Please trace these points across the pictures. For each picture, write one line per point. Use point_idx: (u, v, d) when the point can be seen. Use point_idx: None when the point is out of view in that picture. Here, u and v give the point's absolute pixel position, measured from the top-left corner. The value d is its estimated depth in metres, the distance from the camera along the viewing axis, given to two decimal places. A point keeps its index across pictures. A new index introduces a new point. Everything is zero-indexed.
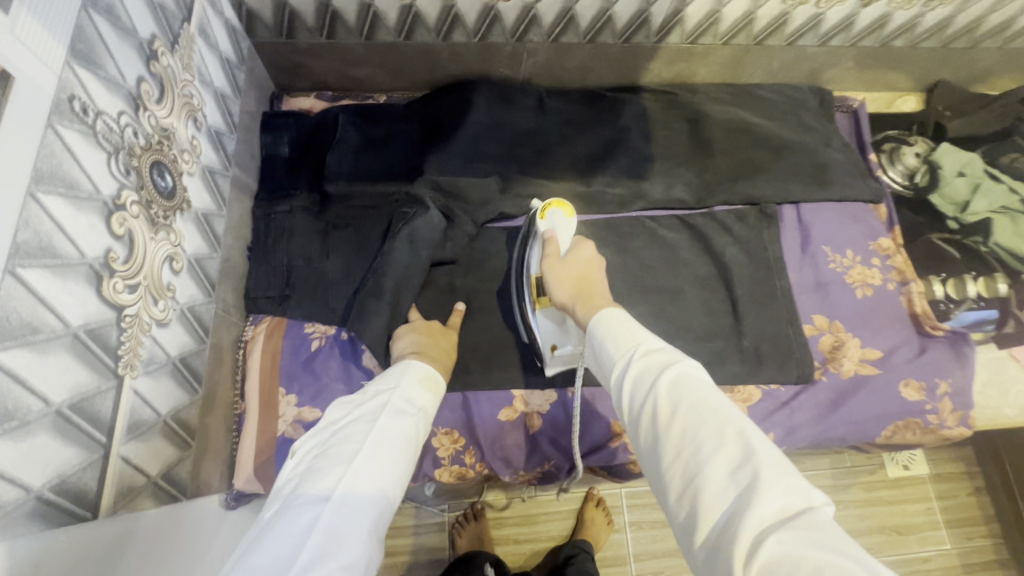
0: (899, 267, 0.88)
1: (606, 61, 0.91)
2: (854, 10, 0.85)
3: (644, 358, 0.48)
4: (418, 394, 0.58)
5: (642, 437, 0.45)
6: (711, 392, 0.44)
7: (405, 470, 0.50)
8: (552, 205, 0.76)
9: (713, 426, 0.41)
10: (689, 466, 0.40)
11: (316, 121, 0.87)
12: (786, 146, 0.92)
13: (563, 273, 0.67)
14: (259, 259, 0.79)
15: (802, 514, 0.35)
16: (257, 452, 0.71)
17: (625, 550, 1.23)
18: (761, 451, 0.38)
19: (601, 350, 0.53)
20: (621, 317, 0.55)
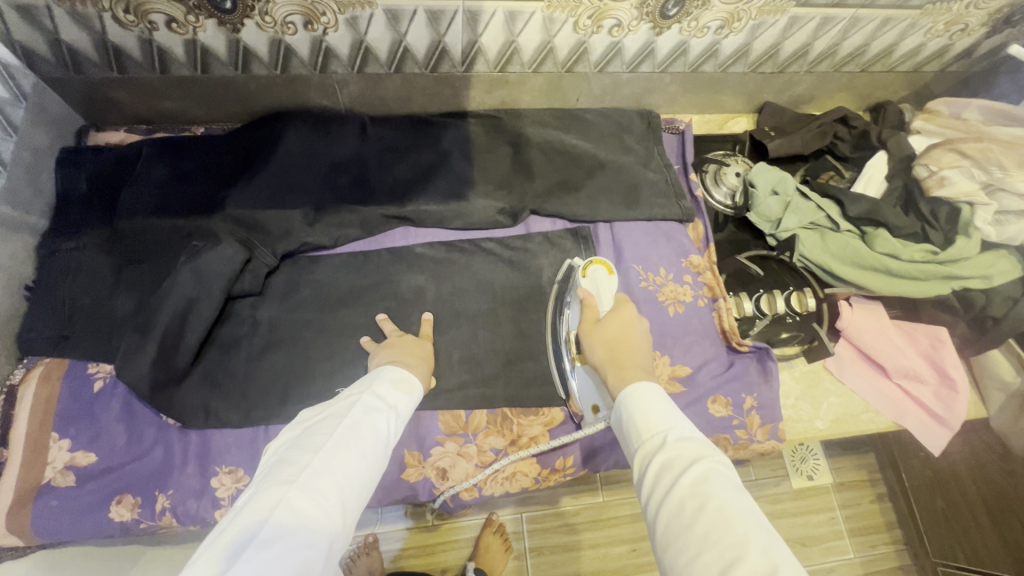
0: (709, 284, 0.90)
1: (423, 89, 0.93)
2: (649, 39, 0.88)
3: (675, 449, 0.51)
4: (391, 395, 0.64)
5: (664, 525, 0.47)
6: (743, 498, 0.46)
7: (373, 458, 0.56)
8: (595, 263, 0.84)
9: (742, 530, 0.43)
10: (711, 567, 0.42)
11: (118, 155, 0.85)
12: (600, 167, 0.94)
13: (615, 323, 0.70)
14: (39, 298, 0.76)
15: None
16: (12, 501, 0.68)
17: None
18: (786, 565, 0.40)
19: (630, 430, 0.56)
20: (653, 393, 0.57)
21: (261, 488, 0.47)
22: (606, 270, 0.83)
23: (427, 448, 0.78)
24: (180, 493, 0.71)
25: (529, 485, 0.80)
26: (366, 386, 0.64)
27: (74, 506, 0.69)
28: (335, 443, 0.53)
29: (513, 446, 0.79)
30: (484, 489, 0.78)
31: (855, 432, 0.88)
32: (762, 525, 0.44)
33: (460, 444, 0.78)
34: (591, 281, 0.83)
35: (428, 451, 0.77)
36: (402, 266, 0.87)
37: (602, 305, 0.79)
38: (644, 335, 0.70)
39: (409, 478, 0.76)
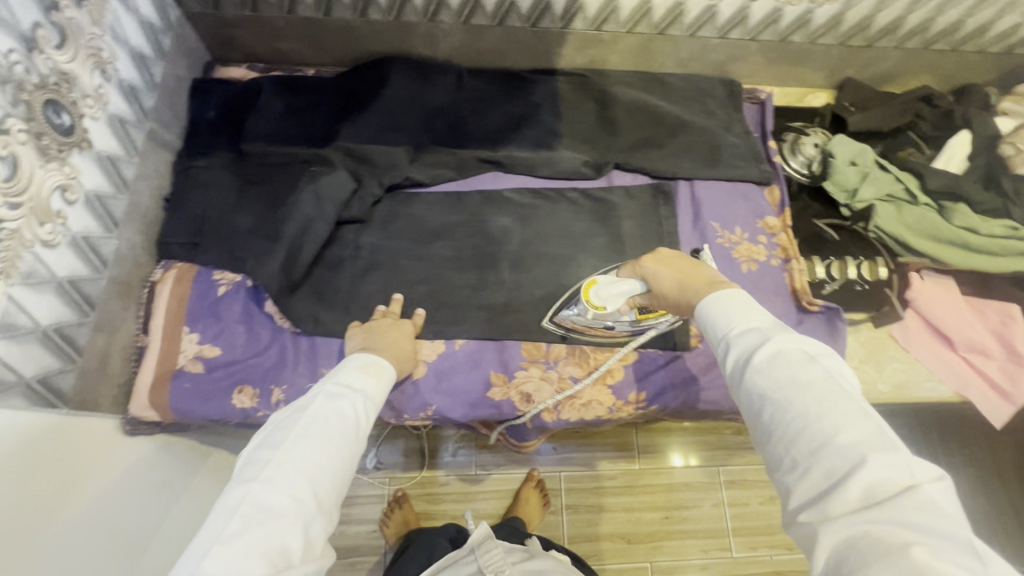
0: (783, 245, 0.93)
1: (520, 44, 0.98)
2: (745, 3, 0.91)
3: (741, 340, 0.53)
4: (357, 380, 0.65)
5: (744, 409, 0.53)
6: (806, 376, 0.49)
7: (340, 445, 0.57)
8: (592, 297, 0.77)
9: (813, 406, 0.47)
10: (783, 441, 0.47)
11: (243, 88, 0.93)
12: (684, 127, 0.98)
13: (667, 270, 0.68)
14: (175, 208, 0.85)
15: (888, 496, 0.41)
16: (154, 380, 0.77)
17: (559, 531, 1.31)
18: (854, 430, 0.45)
19: (707, 330, 0.58)
20: (724, 296, 0.58)
21: (230, 489, 0.50)
22: (594, 284, 0.78)
23: (512, 371, 0.84)
24: (293, 389, 0.79)
25: (603, 415, 0.85)
26: (331, 375, 0.65)
27: (205, 388, 0.78)
28: (303, 437, 0.55)
29: (590, 377, 0.85)
30: (563, 413, 0.84)
31: (915, 397, 0.91)
32: (833, 392, 0.47)
33: (542, 369, 0.84)
34: (609, 299, 0.77)
35: (512, 373, 0.84)
36: (491, 208, 0.93)
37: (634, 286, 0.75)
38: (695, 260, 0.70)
39: (494, 396, 0.83)
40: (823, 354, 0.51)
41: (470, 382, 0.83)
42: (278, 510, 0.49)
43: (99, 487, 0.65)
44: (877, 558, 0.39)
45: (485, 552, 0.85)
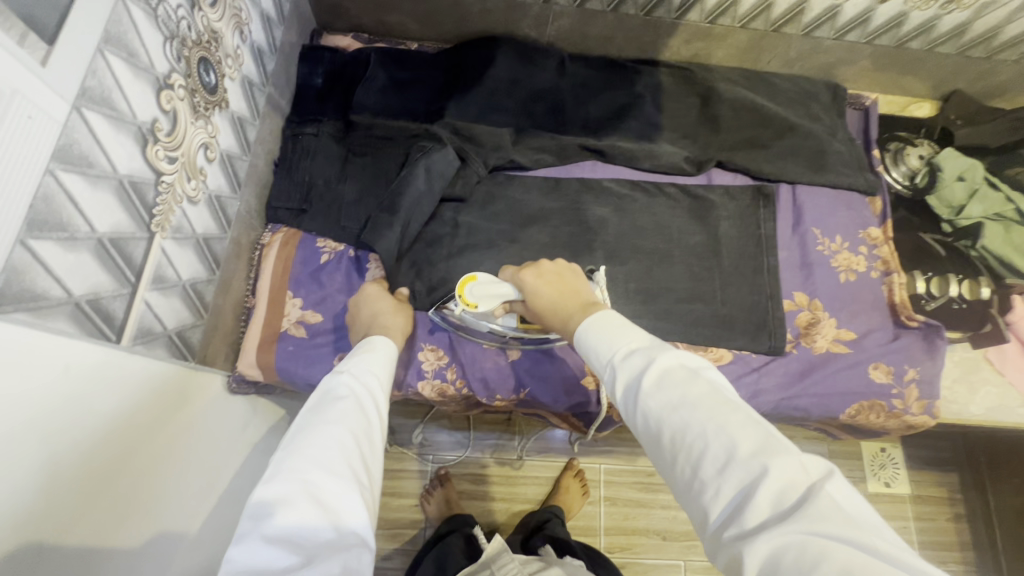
0: (885, 257, 0.91)
1: (629, 32, 0.97)
2: (871, 5, 0.89)
3: (626, 364, 0.47)
4: (356, 362, 0.58)
5: (645, 439, 0.45)
6: (697, 386, 0.43)
7: (353, 421, 0.50)
8: (468, 297, 0.74)
9: (705, 421, 0.41)
10: (688, 465, 0.41)
11: (350, 57, 0.93)
12: (789, 129, 0.96)
13: (547, 288, 0.65)
14: (284, 173, 0.85)
15: (800, 503, 0.35)
16: (260, 341, 0.78)
17: (596, 523, 1.23)
18: (749, 439, 0.39)
19: (591, 355, 0.52)
20: (607, 318, 0.53)
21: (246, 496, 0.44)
22: (475, 283, 0.75)
23: None
24: (395, 361, 0.81)
25: None
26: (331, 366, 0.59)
27: (308, 352, 0.79)
28: (301, 429, 0.48)
29: None
30: None
31: (1007, 422, 0.89)
32: (723, 405, 0.42)
33: None
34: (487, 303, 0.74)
35: None
36: (589, 196, 0.92)
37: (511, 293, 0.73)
38: (579, 277, 0.68)
39: (588, 384, 0.82)
40: (704, 365, 0.46)
41: (565, 369, 0.82)
42: (289, 494, 0.42)
43: (206, 452, 0.65)
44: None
45: (502, 566, 0.80)
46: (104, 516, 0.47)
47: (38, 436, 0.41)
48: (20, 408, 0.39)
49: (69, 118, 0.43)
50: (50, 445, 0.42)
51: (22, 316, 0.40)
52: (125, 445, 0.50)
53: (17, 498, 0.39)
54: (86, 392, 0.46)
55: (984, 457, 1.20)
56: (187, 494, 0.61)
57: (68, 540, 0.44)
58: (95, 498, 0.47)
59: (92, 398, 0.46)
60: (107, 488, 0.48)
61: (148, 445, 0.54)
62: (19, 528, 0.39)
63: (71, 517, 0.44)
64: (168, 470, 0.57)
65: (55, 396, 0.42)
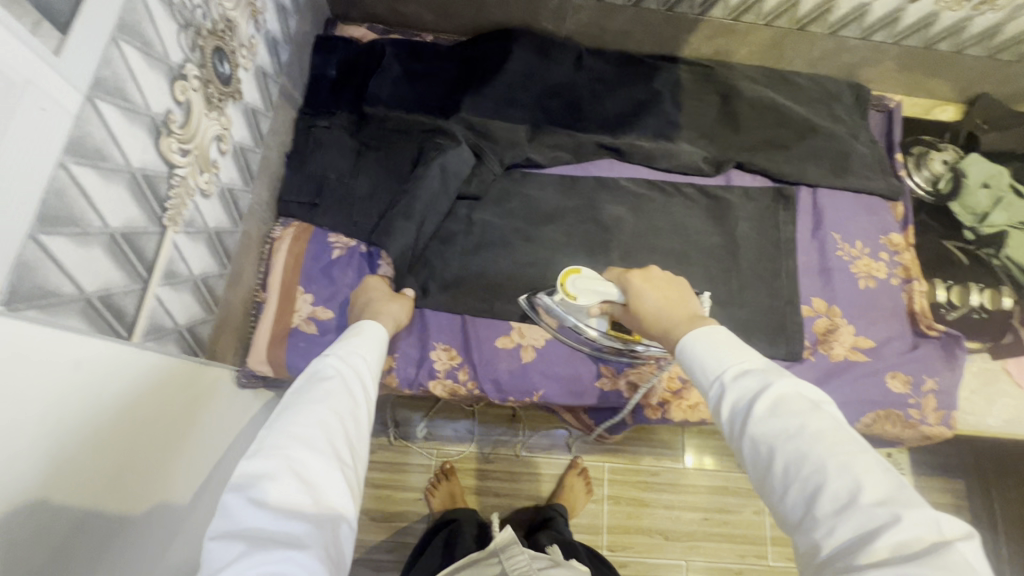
0: (906, 265, 0.89)
1: (650, 27, 0.95)
2: (901, 5, 0.86)
3: (737, 385, 0.45)
4: (347, 346, 0.56)
5: (750, 464, 0.43)
6: (818, 419, 0.40)
7: (343, 405, 0.48)
8: (571, 286, 0.70)
9: (827, 456, 0.38)
10: (800, 497, 0.38)
11: (365, 48, 0.91)
12: (811, 130, 0.94)
13: (654, 292, 0.63)
14: (296, 166, 0.84)
15: (922, 554, 0.33)
16: (270, 337, 0.77)
17: (599, 521, 1.23)
18: (876, 484, 0.37)
19: (694, 369, 0.50)
20: (715, 333, 0.50)
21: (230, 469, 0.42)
22: (579, 275, 0.71)
23: (621, 365, 0.82)
24: (405, 358, 0.80)
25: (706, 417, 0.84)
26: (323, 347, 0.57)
27: (318, 349, 0.78)
28: (292, 405, 0.46)
29: None
30: (667, 412, 0.83)
31: None
32: (849, 443, 0.39)
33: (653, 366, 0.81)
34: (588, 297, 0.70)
35: (622, 366, 0.81)
36: (605, 195, 0.91)
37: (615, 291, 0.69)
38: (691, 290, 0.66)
39: (602, 387, 0.81)
40: (825, 399, 0.43)
41: (579, 371, 0.81)
42: (276, 472, 0.40)
43: (207, 442, 0.65)
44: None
45: (511, 557, 0.75)
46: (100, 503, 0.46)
47: (39, 423, 0.39)
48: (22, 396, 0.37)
49: (83, 109, 0.41)
50: (51, 433, 0.40)
51: (34, 314, 0.39)
52: (130, 432, 0.50)
53: (15, 488, 0.37)
54: (96, 379, 0.45)
55: (990, 464, 1.17)
56: (194, 491, 0.60)
57: (63, 529, 0.42)
58: (92, 486, 0.45)
59: (96, 386, 0.45)
60: (105, 476, 0.47)
61: (155, 439, 0.54)
62: (15, 517, 0.37)
63: (68, 506, 0.43)
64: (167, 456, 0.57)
65: (61, 387, 0.41)
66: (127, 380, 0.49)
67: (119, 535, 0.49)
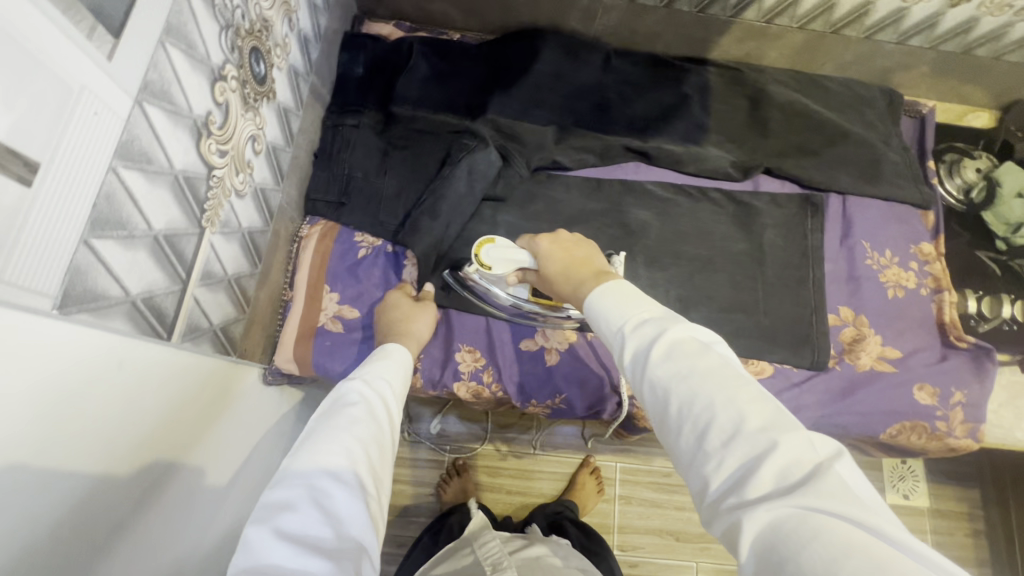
0: (936, 274, 0.88)
1: (680, 28, 0.94)
2: (940, 10, 0.85)
3: (637, 333, 0.44)
4: (371, 370, 0.56)
5: (651, 408, 0.42)
6: (707, 359, 0.40)
7: (367, 432, 0.47)
8: (484, 253, 0.74)
9: (714, 392, 0.38)
10: (694, 433, 0.38)
11: (392, 46, 0.91)
12: (842, 136, 0.93)
13: (556, 253, 0.64)
14: (323, 165, 0.84)
15: (807, 477, 0.33)
16: (298, 336, 0.77)
17: (610, 521, 1.23)
18: (757, 413, 0.37)
19: (600, 321, 0.49)
20: (621, 287, 0.50)
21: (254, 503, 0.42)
22: (492, 243, 0.74)
23: None
24: (430, 359, 0.80)
25: None
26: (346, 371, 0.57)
27: (344, 348, 0.78)
28: (313, 434, 0.46)
29: None
30: None
31: None
32: (732, 377, 0.39)
33: None
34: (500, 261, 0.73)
35: None
36: (631, 198, 0.90)
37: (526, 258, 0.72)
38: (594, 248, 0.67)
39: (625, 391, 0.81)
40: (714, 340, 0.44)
41: (602, 375, 0.81)
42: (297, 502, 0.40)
43: (240, 455, 0.64)
44: (803, 551, 0.30)
45: (484, 545, 0.76)
46: (117, 524, 0.44)
47: (48, 436, 0.36)
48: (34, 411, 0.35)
49: (131, 113, 0.42)
50: (57, 447, 0.37)
51: (84, 317, 0.39)
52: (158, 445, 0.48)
53: (18, 512, 0.34)
54: (123, 391, 0.43)
55: (1004, 474, 1.14)
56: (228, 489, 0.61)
57: (85, 545, 0.41)
58: (105, 504, 0.43)
59: (120, 402, 0.43)
60: (125, 498, 0.45)
61: (187, 439, 0.53)
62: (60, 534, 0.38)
63: (97, 525, 0.42)
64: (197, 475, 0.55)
65: (83, 400, 0.39)
66: (160, 390, 0.49)
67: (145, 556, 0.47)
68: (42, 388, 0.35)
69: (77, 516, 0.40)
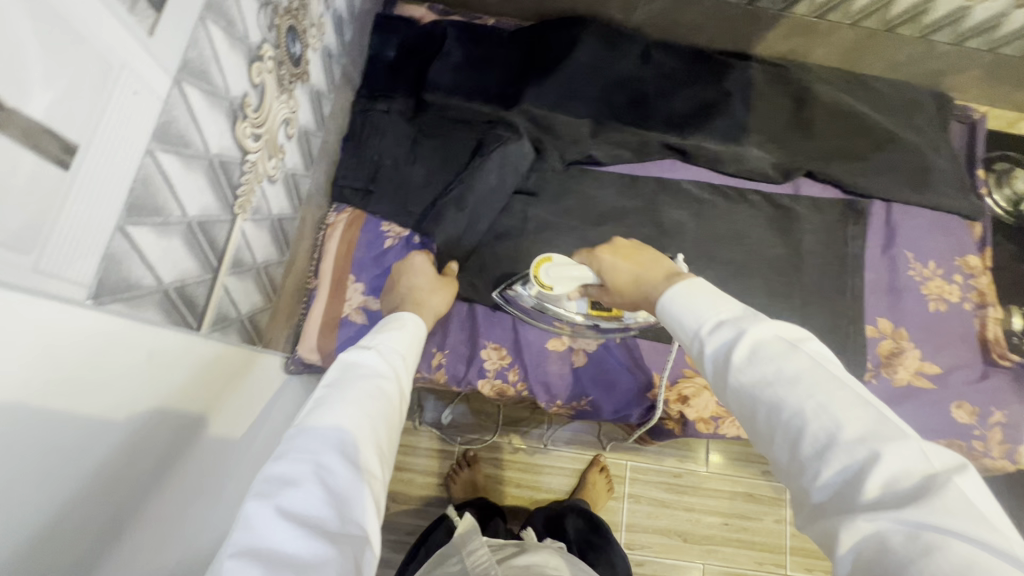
0: (981, 289, 0.85)
1: (725, 21, 0.90)
2: (1005, 10, 0.80)
3: (714, 336, 0.44)
4: (377, 339, 0.55)
5: (739, 411, 0.43)
6: (799, 362, 0.40)
7: (373, 407, 0.46)
8: (542, 274, 0.71)
9: (806, 398, 0.38)
10: (789, 442, 0.38)
11: (426, 30, 0.88)
12: (889, 141, 0.89)
13: (623, 262, 0.61)
14: (352, 151, 0.82)
15: (919, 489, 0.32)
16: (322, 325, 0.75)
17: (619, 519, 1.21)
18: (856, 419, 0.36)
19: (673, 319, 0.49)
20: (695, 283, 0.49)
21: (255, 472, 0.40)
22: (548, 262, 0.72)
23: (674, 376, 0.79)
24: (454, 355, 0.78)
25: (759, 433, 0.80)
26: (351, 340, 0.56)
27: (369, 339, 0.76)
28: (321, 405, 0.44)
29: None
30: (720, 427, 0.78)
31: None
32: (827, 381, 0.38)
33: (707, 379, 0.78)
34: (559, 282, 0.70)
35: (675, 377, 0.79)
36: (666, 197, 0.87)
37: (587, 274, 0.70)
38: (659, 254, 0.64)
39: (653, 395, 0.78)
40: (805, 338, 0.42)
41: (631, 378, 0.79)
42: (300, 477, 0.38)
43: (260, 428, 0.63)
44: (918, 566, 0.29)
45: (471, 552, 0.71)
46: (138, 509, 0.43)
47: (72, 419, 0.34)
48: (37, 411, 0.32)
49: (170, 93, 0.39)
50: (85, 439, 0.36)
51: (118, 308, 0.38)
52: (182, 434, 0.48)
53: (52, 501, 0.33)
54: (150, 381, 0.42)
55: None
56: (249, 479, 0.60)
57: (111, 523, 0.40)
58: (122, 497, 0.41)
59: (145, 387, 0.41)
60: (145, 475, 0.43)
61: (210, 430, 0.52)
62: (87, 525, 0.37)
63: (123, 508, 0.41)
64: (219, 455, 0.54)
65: (106, 399, 0.37)
66: (185, 375, 0.47)
67: (168, 541, 0.47)
68: (69, 379, 0.34)
69: (87, 517, 0.37)
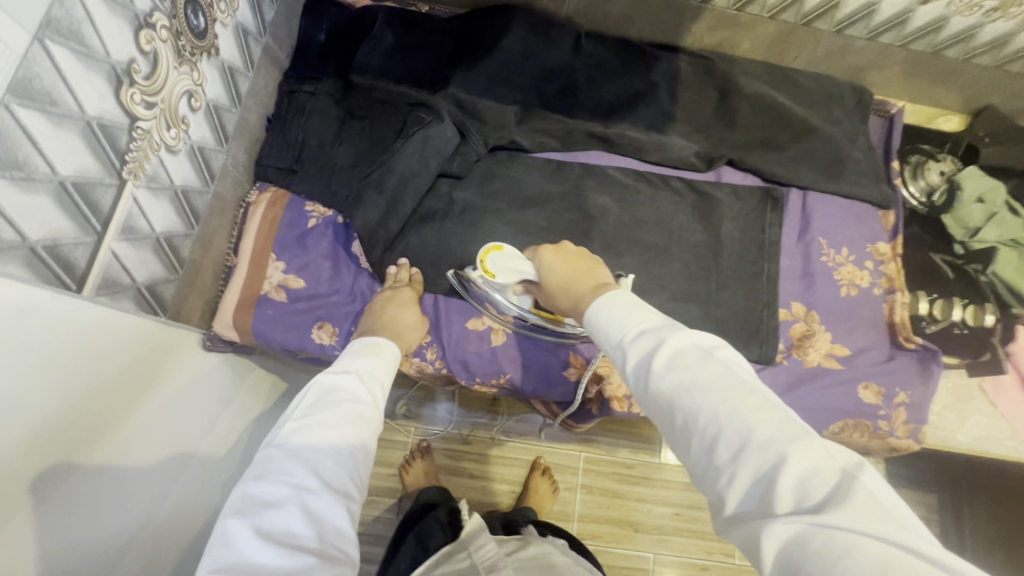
0: (889, 275, 0.87)
1: (651, 13, 0.92)
2: (911, 6, 0.84)
3: (636, 345, 0.46)
4: (355, 362, 0.59)
5: (658, 418, 0.45)
6: (712, 368, 0.42)
7: (348, 429, 0.51)
8: (489, 259, 0.73)
9: (720, 404, 0.40)
10: (703, 446, 0.40)
11: (356, 13, 0.89)
12: (807, 131, 0.92)
13: (562, 264, 0.66)
14: (277, 131, 0.83)
15: (832, 489, 0.35)
16: (238, 302, 0.76)
17: (569, 509, 1.23)
18: (766, 423, 0.38)
19: (604, 332, 0.51)
20: (625, 298, 0.52)
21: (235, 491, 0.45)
22: (498, 250, 0.74)
23: (590, 354, 0.80)
24: None
25: None
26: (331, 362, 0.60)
27: (287, 317, 0.77)
28: (300, 429, 0.49)
29: None
30: (633, 406, 0.82)
31: (993, 453, 0.86)
32: (740, 388, 0.41)
33: None
34: (506, 271, 0.73)
35: (591, 355, 0.80)
36: (591, 182, 0.89)
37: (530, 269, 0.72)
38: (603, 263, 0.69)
39: (570, 375, 0.81)
40: (717, 346, 0.45)
41: (550, 356, 0.81)
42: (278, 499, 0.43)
43: (161, 402, 0.63)
44: (832, 568, 0.31)
45: (480, 548, 0.75)
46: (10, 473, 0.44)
47: None
48: None
49: (31, 50, 0.40)
50: None
51: None
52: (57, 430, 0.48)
53: None
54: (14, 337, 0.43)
55: (964, 482, 1.14)
56: (146, 450, 0.61)
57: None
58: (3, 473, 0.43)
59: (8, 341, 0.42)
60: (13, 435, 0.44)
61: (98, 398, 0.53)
62: None
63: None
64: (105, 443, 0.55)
65: None
66: (61, 338, 0.48)
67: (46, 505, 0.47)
68: None
69: None
